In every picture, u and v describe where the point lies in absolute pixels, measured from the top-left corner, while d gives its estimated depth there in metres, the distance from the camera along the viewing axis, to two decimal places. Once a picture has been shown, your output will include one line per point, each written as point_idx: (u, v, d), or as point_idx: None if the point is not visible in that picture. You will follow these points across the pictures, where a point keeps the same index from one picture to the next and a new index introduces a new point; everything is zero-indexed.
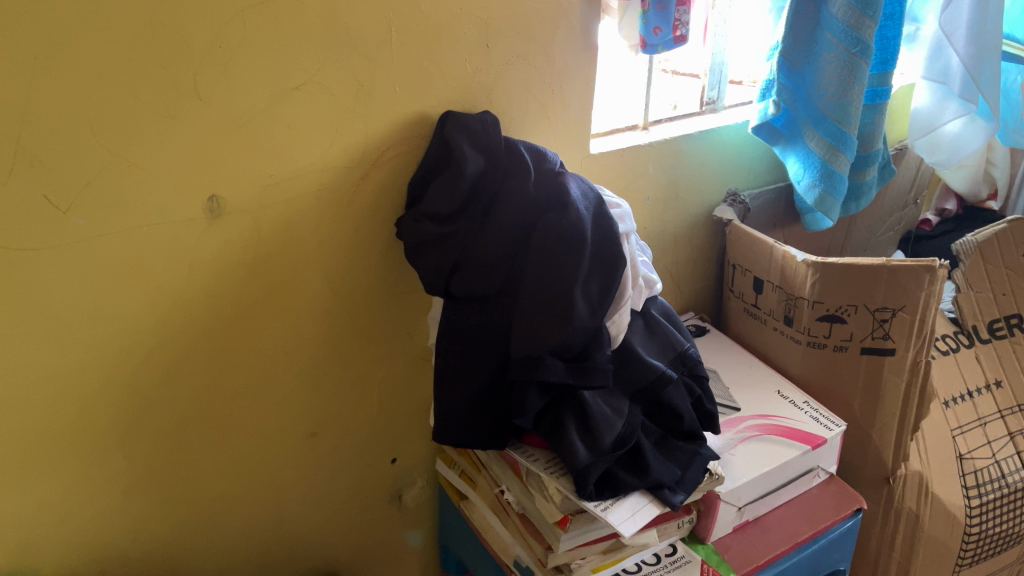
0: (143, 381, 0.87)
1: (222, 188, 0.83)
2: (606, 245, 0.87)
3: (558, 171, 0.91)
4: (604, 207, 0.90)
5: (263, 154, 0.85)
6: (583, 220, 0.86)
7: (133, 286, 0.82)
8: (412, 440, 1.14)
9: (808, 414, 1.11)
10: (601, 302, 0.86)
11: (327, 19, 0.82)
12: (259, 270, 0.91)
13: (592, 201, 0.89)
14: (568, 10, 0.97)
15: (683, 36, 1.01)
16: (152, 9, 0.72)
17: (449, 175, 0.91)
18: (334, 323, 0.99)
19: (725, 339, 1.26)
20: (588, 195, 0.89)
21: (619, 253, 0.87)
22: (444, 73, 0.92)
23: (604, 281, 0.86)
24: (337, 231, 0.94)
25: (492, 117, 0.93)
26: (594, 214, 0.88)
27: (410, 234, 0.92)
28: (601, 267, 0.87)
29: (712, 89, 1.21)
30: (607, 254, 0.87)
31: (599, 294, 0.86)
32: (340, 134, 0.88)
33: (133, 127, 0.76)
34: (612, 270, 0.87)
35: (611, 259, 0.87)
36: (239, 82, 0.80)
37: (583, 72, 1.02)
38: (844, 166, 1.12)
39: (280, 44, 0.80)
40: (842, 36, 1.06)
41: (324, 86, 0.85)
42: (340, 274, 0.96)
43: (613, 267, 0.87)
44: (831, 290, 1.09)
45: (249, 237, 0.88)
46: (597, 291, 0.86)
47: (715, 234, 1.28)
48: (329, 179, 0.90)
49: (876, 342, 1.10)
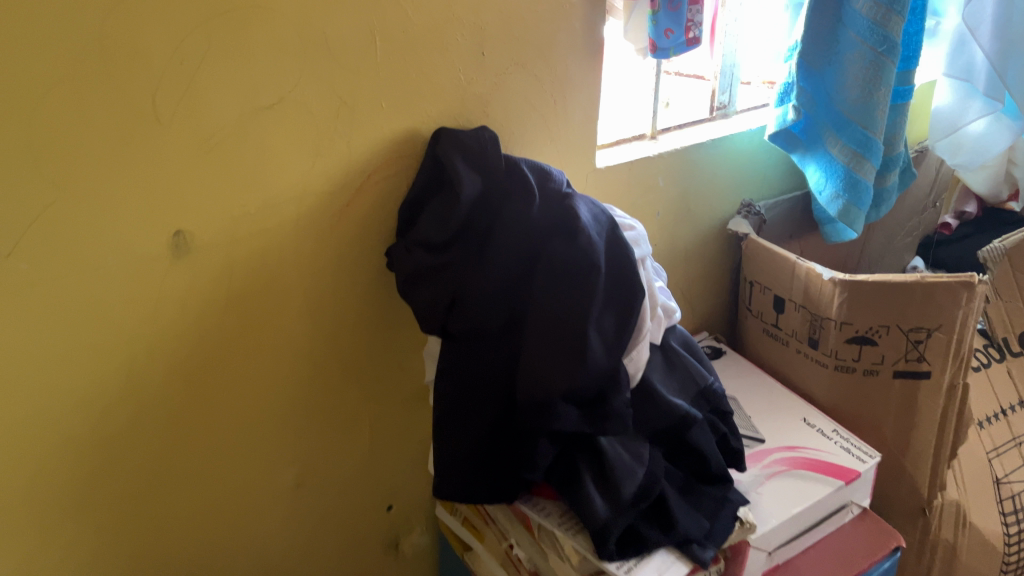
0: (106, 439, 0.77)
1: (189, 221, 0.74)
2: (621, 273, 0.79)
3: (565, 191, 0.81)
4: (616, 231, 0.81)
5: (233, 182, 0.75)
6: (595, 247, 0.76)
7: (90, 335, 0.72)
8: (408, 483, 1.05)
9: (839, 445, 1.02)
10: (618, 339, 0.77)
11: (302, 28, 0.72)
12: (234, 310, 0.81)
13: (604, 225, 0.80)
14: (570, 13, 0.87)
15: (696, 37, 0.92)
16: (99, 21, 0.63)
17: (443, 199, 0.81)
18: (320, 364, 0.89)
19: (743, 361, 1.17)
20: (598, 218, 0.80)
21: (636, 282, 0.79)
22: (435, 85, 0.82)
23: (620, 315, 0.78)
24: (321, 264, 0.84)
25: (490, 133, 0.83)
26: (606, 239, 0.80)
27: (402, 267, 0.81)
28: (615, 299, 0.78)
29: (723, 93, 1.12)
30: (622, 284, 0.78)
31: (615, 330, 0.77)
32: (320, 157, 0.79)
33: (83, 156, 0.66)
34: (629, 302, 0.78)
35: (627, 290, 0.78)
36: (203, 101, 0.70)
37: (587, 79, 0.93)
38: (870, 174, 1.03)
39: (250, 58, 0.71)
40: (867, 34, 0.97)
41: (301, 103, 0.75)
42: (325, 310, 0.87)
43: (630, 298, 0.78)
44: (860, 310, 1.00)
45: (221, 274, 0.78)
46: (612, 327, 0.77)
47: (729, 248, 1.19)
48: (311, 207, 0.80)
49: (910, 364, 1.02)
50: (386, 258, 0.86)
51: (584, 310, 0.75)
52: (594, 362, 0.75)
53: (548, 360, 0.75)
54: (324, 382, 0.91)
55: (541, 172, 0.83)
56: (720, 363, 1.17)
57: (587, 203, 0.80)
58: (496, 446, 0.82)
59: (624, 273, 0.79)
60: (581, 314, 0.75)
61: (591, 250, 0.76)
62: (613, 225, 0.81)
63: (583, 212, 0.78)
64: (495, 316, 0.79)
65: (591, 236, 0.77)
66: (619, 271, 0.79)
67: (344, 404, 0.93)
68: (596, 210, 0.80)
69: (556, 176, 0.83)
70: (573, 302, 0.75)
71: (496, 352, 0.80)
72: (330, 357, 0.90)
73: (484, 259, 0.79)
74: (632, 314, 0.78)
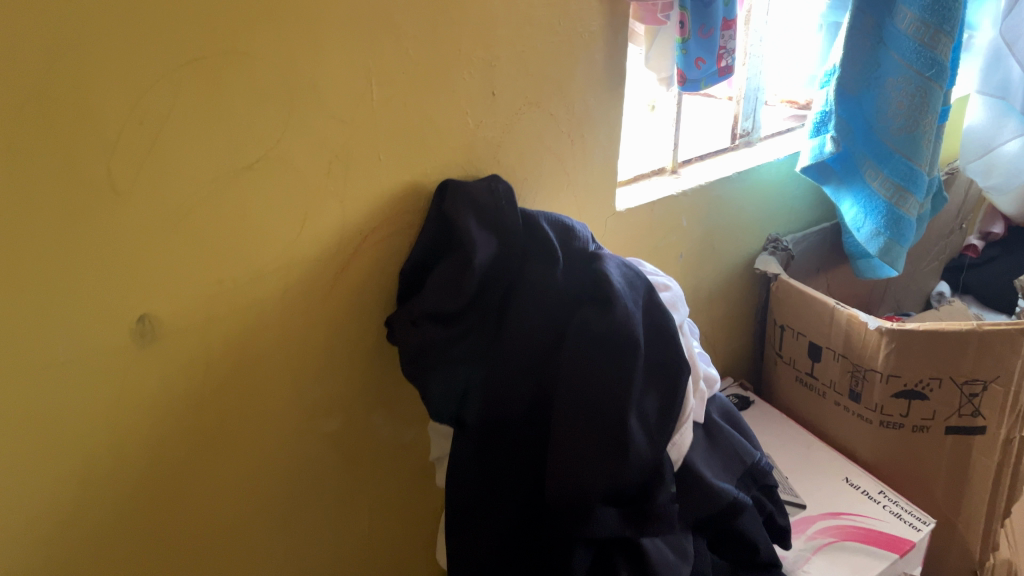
0: (65, 561, 0.65)
1: (157, 305, 0.62)
2: (660, 346, 0.69)
3: (592, 250, 0.71)
4: (652, 295, 0.70)
5: (208, 256, 0.63)
6: (633, 320, 0.66)
7: (41, 445, 0.61)
8: (414, 564, 0.94)
9: (889, 511, 0.92)
10: (661, 424, 0.66)
11: (285, 75, 0.61)
12: (213, 399, 0.69)
13: (639, 289, 0.69)
14: (588, 42, 0.77)
15: (729, 65, 0.83)
16: (38, 80, 0.51)
17: (453, 263, 0.70)
18: (313, 449, 0.78)
19: (773, 410, 1.07)
20: (633, 282, 0.69)
21: (678, 356, 0.68)
22: (439, 131, 0.71)
23: (662, 396, 0.67)
24: (314, 340, 0.73)
25: (503, 184, 0.72)
26: (642, 307, 0.69)
27: (407, 342, 0.71)
28: (656, 376, 0.68)
29: (746, 119, 1.02)
30: (663, 358, 0.68)
31: (657, 414, 0.66)
32: (310, 220, 0.67)
33: (26, 239, 0.54)
34: (671, 380, 0.68)
35: (669, 365, 0.68)
36: (170, 166, 0.58)
37: (607, 115, 0.83)
38: (914, 209, 0.93)
39: (225, 113, 0.59)
40: (914, 57, 0.87)
41: (287, 161, 0.64)
42: (318, 390, 0.76)
43: (672, 375, 0.68)
44: (910, 362, 0.90)
45: (196, 361, 0.67)
46: (654, 411, 0.67)
47: (755, 287, 1.09)
48: (299, 277, 0.69)
49: (963, 419, 0.93)
50: (387, 328, 0.75)
51: (623, 396, 0.64)
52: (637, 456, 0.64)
53: (583, 454, 0.64)
54: (318, 467, 0.80)
55: (563, 228, 0.72)
56: (749, 414, 1.07)
57: (619, 264, 0.69)
58: (520, 545, 0.71)
59: (664, 345, 0.69)
60: (619, 400, 0.64)
61: (629, 323, 0.65)
62: (649, 288, 0.71)
63: (617, 277, 0.68)
64: (518, 400, 0.68)
65: (628, 305, 0.66)
66: (658, 343, 0.69)
67: (340, 489, 0.82)
68: (630, 272, 0.70)
69: (580, 231, 0.73)
70: (610, 386, 0.65)
71: (520, 439, 0.69)
72: (324, 439, 0.78)
73: (501, 333, 0.68)
74: (676, 394, 0.67)
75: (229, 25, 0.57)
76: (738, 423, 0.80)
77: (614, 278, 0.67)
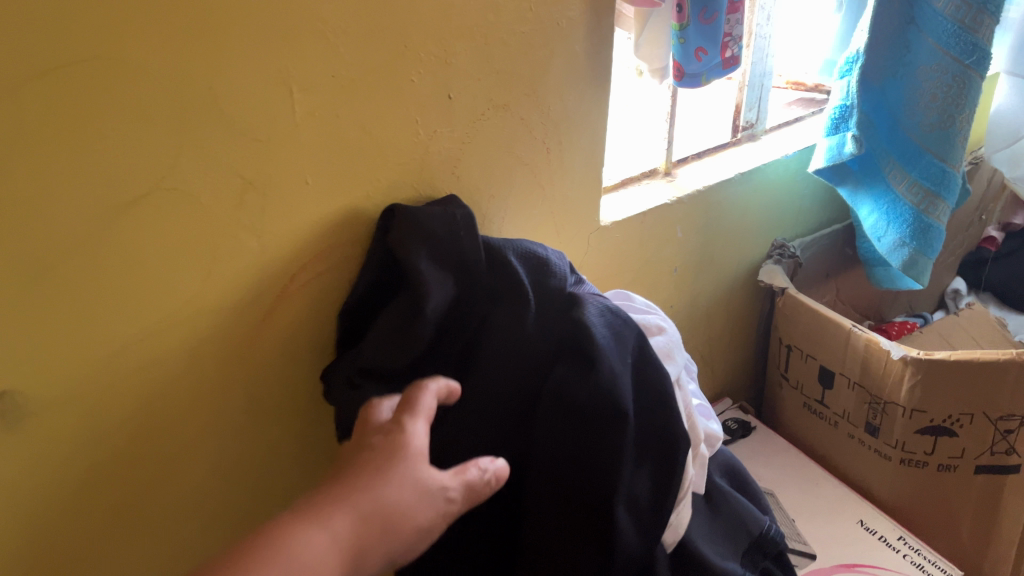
0: None
1: (23, 380, 0.49)
2: (654, 409, 0.56)
3: (571, 290, 0.58)
4: (644, 345, 0.58)
5: (88, 315, 0.50)
6: (621, 384, 0.53)
7: None
8: None
9: (910, 561, 0.80)
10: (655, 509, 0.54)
11: (174, 84, 0.47)
12: (112, 484, 0.56)
13: (629, 339, 0.57)
14: (567, 31, 0.63)
15: (734, 55, 0.70)
16: None
17: (399, 307, 0.57)
18: (241, 525, 0.65)
19: (776, 438, 0.96)
20: (621, 332, 0.56)
21: (676, 421, 0.56)
22: (383, 146, 0.58)
23: (655, 472, 0.55)
24: (235, 400, 0.60)
25: (464, 210, 0.58)
26: (632, 362, 0.56)
27: (344, 405, 0.58)
28: (648, 447, 0.55)
29: (750, 109, 0.88)
30: (657, 425, 0.56)
31: (649, 497, 0.54)
32: (219, 263, 0.54)
33: None
34: (667, 453, 0.55)
35: (665, 433, 0.56)
36: (22, 209, 0.45)
37: (590, 115, 0.69)
38: (944, 217, 0.81)
39: (96, 136, 0.46)
40: (951, 41, 0.74)
41: (186, 191, 0.50)
42: (243, 455, 0.63)
43: (669, 446, 0.56)
44: (938, 397, 0.79)
45: (83, 442, 0.53)
46: (646, 493, 0.54)
47: (757, 298, 0.97)
48: (212, 330, 0.56)
49: (995, 458, 0.82)
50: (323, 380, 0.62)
51: (609, 479, 0.52)
52: (625, 551, 0.52)
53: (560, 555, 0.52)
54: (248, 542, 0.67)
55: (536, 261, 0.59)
56: (748, 443, 0.95)
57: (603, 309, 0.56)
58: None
59: (659, 409, 0.56)
60: (604, 483, 0.52)
61: (616, 388, 0.53)
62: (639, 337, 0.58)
63: (601, 327, 0.55)
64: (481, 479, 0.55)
65: (615, 365, 0.53)
66: (651, 406, 0.56)
67: None
68: (617, 319, 0.57)
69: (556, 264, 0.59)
70: (592, 467, 0.52)
71: (484, 521, 0.58)
72: (254, 513, 0.66)
73: (458, 398, 0.56)
74: (674, 470, 0.55)
75: (93, 22, 0.43)
76: (743, 481, 0.69)
77: (597, 329, 0.54)
